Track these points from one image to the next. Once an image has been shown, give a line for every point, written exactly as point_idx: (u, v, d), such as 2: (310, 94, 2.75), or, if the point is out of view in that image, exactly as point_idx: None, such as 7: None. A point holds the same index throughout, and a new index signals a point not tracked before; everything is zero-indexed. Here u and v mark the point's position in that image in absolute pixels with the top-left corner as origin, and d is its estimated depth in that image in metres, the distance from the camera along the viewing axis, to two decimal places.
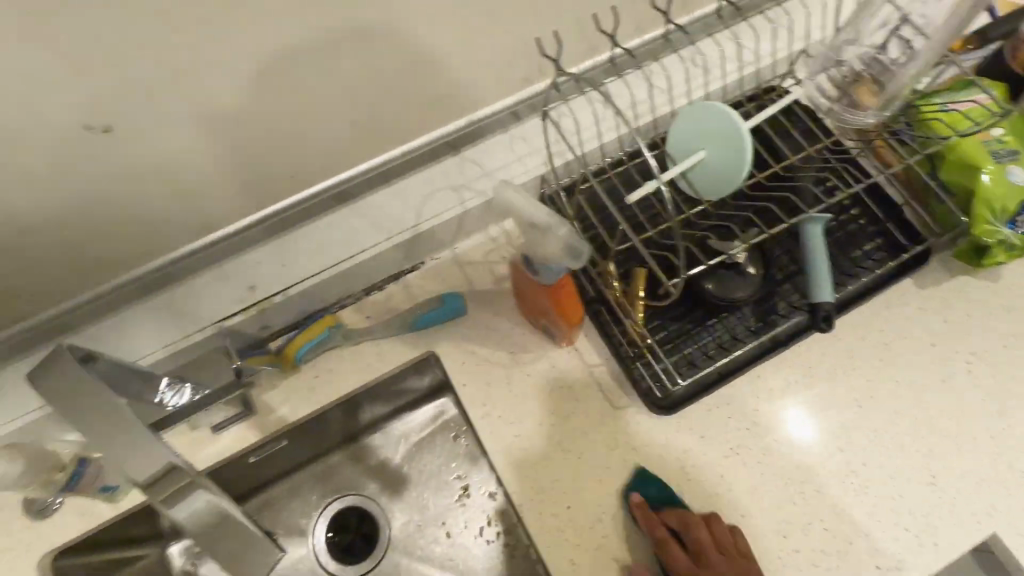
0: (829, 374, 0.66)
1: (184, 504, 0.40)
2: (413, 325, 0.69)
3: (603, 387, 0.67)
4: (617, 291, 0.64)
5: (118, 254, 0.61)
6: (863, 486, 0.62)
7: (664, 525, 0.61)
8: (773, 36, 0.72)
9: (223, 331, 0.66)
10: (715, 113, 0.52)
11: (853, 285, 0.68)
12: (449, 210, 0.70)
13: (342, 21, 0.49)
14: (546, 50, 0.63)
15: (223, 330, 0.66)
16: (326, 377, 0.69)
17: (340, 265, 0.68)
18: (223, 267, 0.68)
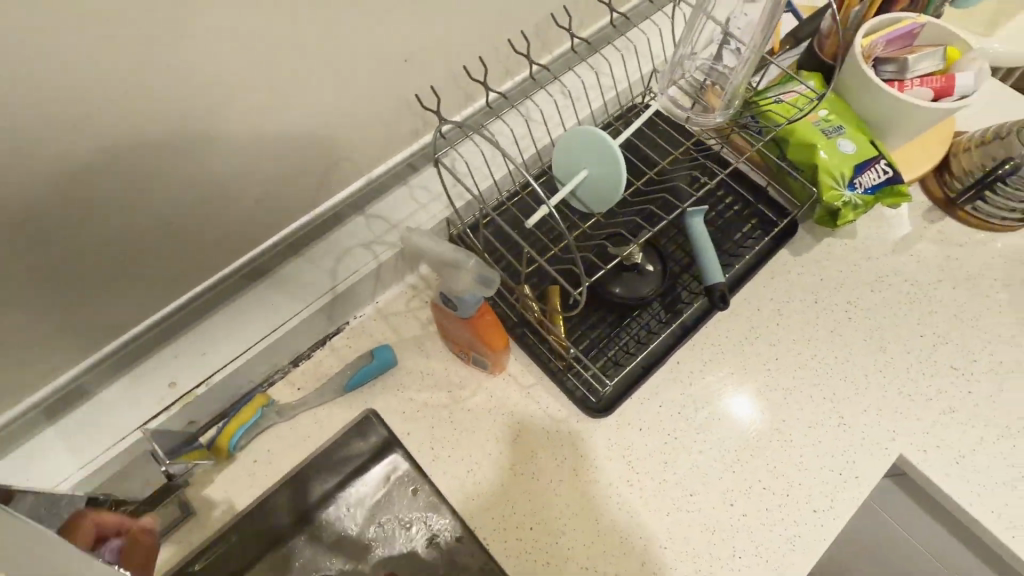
0: (739, 347, 0.73)
1: None
2: (348, 385, 0.69)
3: (542, 405, 0.70)
4: (536, 313, 0.67)
5: (16, 375, 0.57)
6: (788, 438, 0.69)
7: (625, 520, 0.65)
8: (632, 54, 0.79)
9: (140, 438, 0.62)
10: (603, 155, 0.57)
11: (739, 265, 0.76)
12: (363, 267, 0.71)
13: (219, 102, 0.50)
14: (426, 102, 0.67)
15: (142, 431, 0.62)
16: (266, 458, 0.67)
17: (261, 342, 0.67)
18: (138, 368, 0.65)
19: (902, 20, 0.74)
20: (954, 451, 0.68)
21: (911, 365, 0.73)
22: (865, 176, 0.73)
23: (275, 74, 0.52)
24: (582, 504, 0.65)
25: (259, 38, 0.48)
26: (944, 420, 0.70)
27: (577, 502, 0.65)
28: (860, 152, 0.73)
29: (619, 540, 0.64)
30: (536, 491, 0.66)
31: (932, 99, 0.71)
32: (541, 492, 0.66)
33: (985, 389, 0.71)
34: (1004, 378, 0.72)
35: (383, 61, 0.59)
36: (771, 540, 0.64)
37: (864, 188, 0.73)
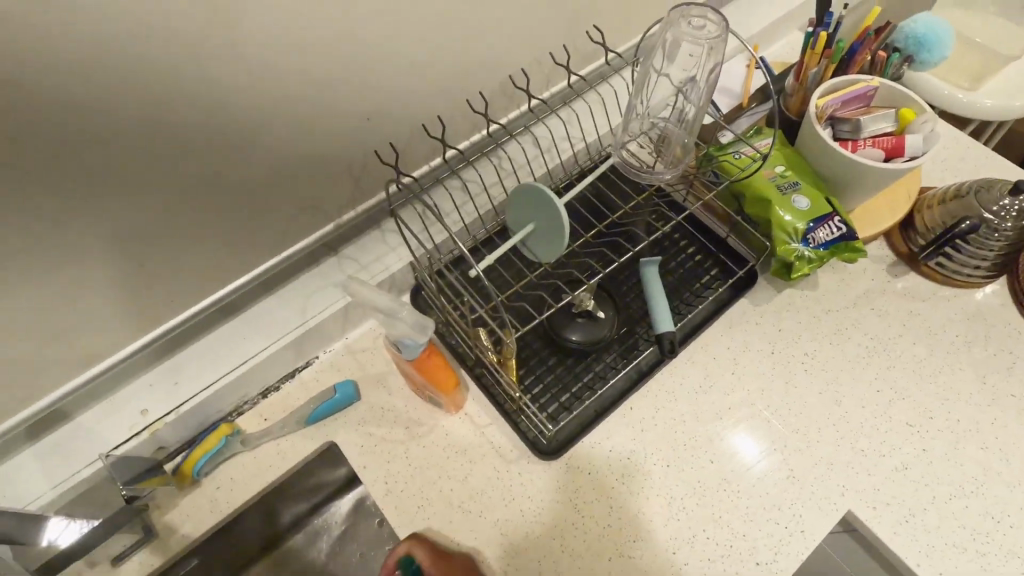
0: (693, 394, 0.75)
1: None
2: (309, 419, 0.73)
3: (495, 445, 0.72)
4: (490, 355, 0.69)
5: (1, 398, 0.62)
6: (736, 487, 0.69)
7: (567, 562, 0.65)
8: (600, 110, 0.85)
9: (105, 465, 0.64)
10: (547, 246, 0.63)
11: (696, 312, 0.78)
12: (331, 305, 0.75)
13: (183, 156, 0.55)
14: (386, 158, 0.73)
15: (107, 463, 0.63)
16: (228, 485, 0.70)
17: (229, 374, 0.71)
18: (113, 396, 0.70)
19: (857, 82, 0.76)
20: (904, 510, 0.68)
21: (866, 420, 0.73)
22: (818, 233, 0.75)
23: (238, 134, 0.57)
24: (528, 545, 0.66)
25: (216, 100, 0.54)
26: (897, 476, 0.69)
27: (522, 542, 0.67)
28: (813, 208, 0.75)
29: None
30: (482, 530, 0.67)
31: (885, 159, 0.73)
32: (487, 532, 0.67)
33: (941, 446, 0.71)
34: (960, 437, 0.72)
35: (345, 120, 0.65)
36: None
37: (819, 243, 0.75)
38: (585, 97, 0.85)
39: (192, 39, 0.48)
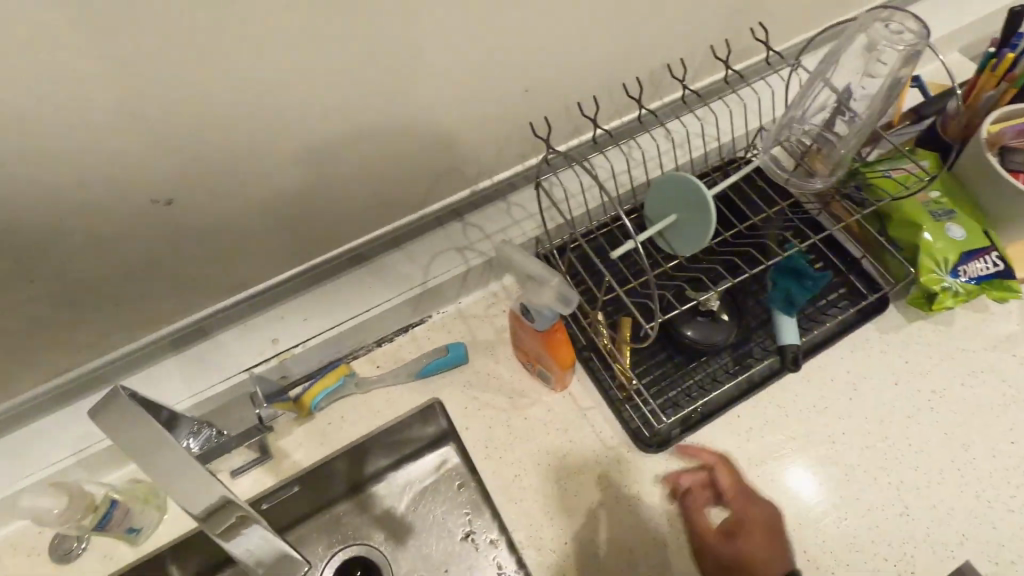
0: (805, 412, 0.72)
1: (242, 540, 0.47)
2: (420, 372, 0.75)
3: (596, 429, 0.72)
4: (604, 340, 0.71)
5: (158, 310, 0.67)
6: (842, 514, 0.67)
7: (657, 555, 0.66)
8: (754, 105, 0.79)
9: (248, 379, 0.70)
10: (693, 239, 0.62)
11: (817, 330, 0.76)
12: (454, 268, 0.77)
13: (358, 109, 0.57)
14: (538, 131, 0.72)
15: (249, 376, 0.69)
16: (338, 422, 0.74)
17: (354, 319, 0.75)
18: (248, 322, 0.75)
19: None
20: None
21: (996, 471, 0.68)
22: (971, 265, 0.71)
23: (410, 92, 0.59)
24: (620, 532, 0.67)
25: (399, 58, 0.55)
26: None
27: (614, 528, 0.67)
28: (968, 239, 0.71)
29: None
30: (576, 509, 0.68)
31: None
32: (580, 512, 0.68)
33: None
34: None
35: (505, 91, 0.65)
36: None
37: (971, 276, 0.71)
38: (741, 90, 0.80)
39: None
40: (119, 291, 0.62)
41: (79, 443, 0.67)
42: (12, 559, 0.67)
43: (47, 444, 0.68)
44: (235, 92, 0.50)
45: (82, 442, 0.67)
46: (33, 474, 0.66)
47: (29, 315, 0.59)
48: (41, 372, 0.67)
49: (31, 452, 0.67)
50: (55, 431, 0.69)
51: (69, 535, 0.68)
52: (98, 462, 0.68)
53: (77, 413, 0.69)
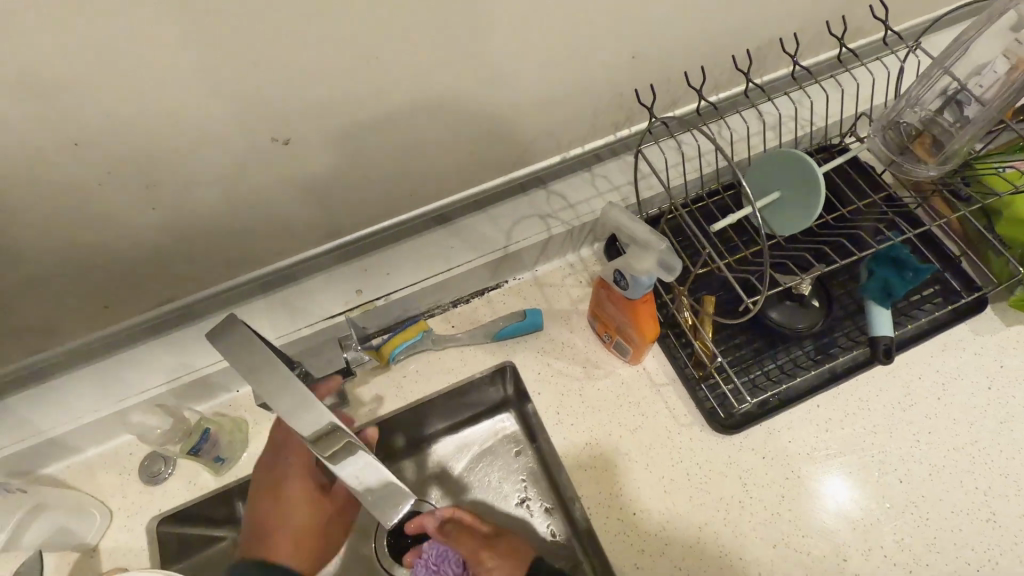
0: (888, 408, 0.70)
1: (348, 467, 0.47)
2: (496, 334, 0.76)
3: (669, 405, 0.72)
4: (686, 317, 0.70)
5: (255, 252, 0.70)
6: (923, 514, 0.65)
7: (726, 536, 0.65)
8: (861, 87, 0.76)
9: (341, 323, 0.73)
10: (795, 217, 0.60)
11: (909, 326, 0.73)
12: (536, 235, 0.77)
13: (473, 64, 0.57)
14: (642, 99, 0.71)
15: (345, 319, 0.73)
16: (413, 376, 0.76)
17: (436, 277, 0.75)
18: (334, 272, 0.76)
19: None
20: None
21: None
22: None
23: (529, 48, 0.58)
24: (689, 509, 0.66)
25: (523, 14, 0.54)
26: None
27: (683, 505, 0.67)
28: None
29: (718, 554, 0.64)
30: (645, 482, 0.68)
31: None
32: (650, 485, 0.68)
33: None
34: None
35: (616, 55, 0.64)
36: None
37: None
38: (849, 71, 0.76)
39: None
40: (225, 230, 0.64)
41: (173, 372, 0.70)
42: (105, 475, 0.71)
43: (142, 370, 0.70)
44: (366, 39, 0.50)
45: (176, 372, 0.70)
46: (129, 397, 0.69)
47: (145, 243, 0.61)
48: (143, 302, 0.70)
49: (127, 377, 0.70)
50: (150, 358, 0.71)
51: (157, 459, 0.71)
52: (188, 392, 0.71)
53: (169, 343, 0.72)
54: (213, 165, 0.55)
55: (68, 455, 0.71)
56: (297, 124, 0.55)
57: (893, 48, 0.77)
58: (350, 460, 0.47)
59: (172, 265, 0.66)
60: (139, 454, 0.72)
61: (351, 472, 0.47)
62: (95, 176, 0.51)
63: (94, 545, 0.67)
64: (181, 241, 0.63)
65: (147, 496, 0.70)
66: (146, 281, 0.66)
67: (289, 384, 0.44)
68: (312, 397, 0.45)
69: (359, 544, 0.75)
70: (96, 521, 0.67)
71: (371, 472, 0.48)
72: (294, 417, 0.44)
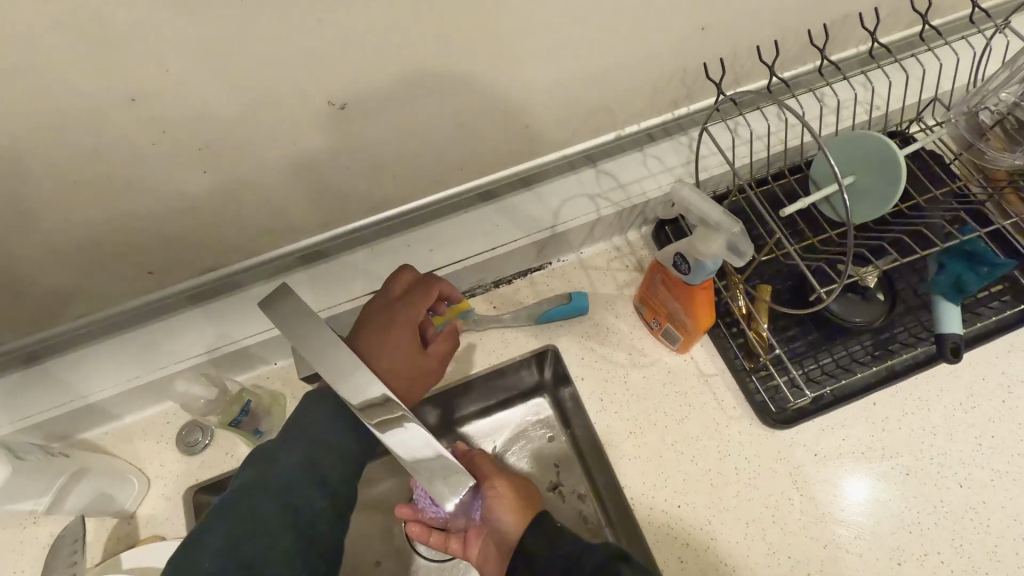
0: (949, 409, 0.67)
1: (398, 436, 0.43)
2: (540, 317, 0.73)
3: (717, 397, 0.69)
4: (741, 305, 0.67)
5: (299, 222, 0.68)
6: (984, 521, 0.62)
7: (775, 533, 0.63)
8: (937, 70, 0.72)
9: None
10: (877, 198, 0.57)
11: (977, 324, 0.69)
12: (585, 216, 0.74)
13: (539, 32, 0.54)
14: (710, 74, 0.68)
15: None
16: (453, 356, 0.74)
17: (481, 254, 0.73)
18: (376, 246, 0.75)
19: None
20: None
21: None
22: None
23: (600, 14, 0.55)
24: (736, 504, 0.64)
25: None
26: None
27: (730, 500, 0.64)
28: None
29: (766, 552, 0.62)
30: (691, 474, 0.66)
31: None
32: (696, 477, 0.66)
33: None
34: None
35: (688, 25, 0.60)
36: None
37: None
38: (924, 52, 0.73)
39: None
40: (272, 198, 0.62)
41: (212, 341, 0.69)
42: (143, 442, 0.71)
43: (181, 338, 0.70)
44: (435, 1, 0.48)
45: (216, 341, 0.69)
46: (169, 364, 0.68)
47: (193, 208, 0.59)
48: (185, 269, 0.68)
49: (166, 344, 0.69)
50: (189, 326, 0.70)
51: (194, 427, 0.70)
52: (228, 362, 0.70)
53: (209, 312, 0.71)
54: (266, 129, 0.53)
55: (107, 421, 0.71)
56: (354, 90, 0.53)
57: (979, 26, 0.73)
58: (401, 431, 0.43)
59: (216, 233, 0.64)
60: (176, 423, 0.71)
61: (403, 444, 0.43)
62: (148, 134, 0.49)
63: (131, 512, 0.67)
64: (227, 208, 0.61)
65: (184, 465, 0.69)
66: (190, 247, 0.65)
67: (337, 349, 0.43)
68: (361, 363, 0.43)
69: (392, 523, 0.74)
70: (133, 488, 0.67)
71: (421, 443, 0.43)
72: (342, 384, 0.42)
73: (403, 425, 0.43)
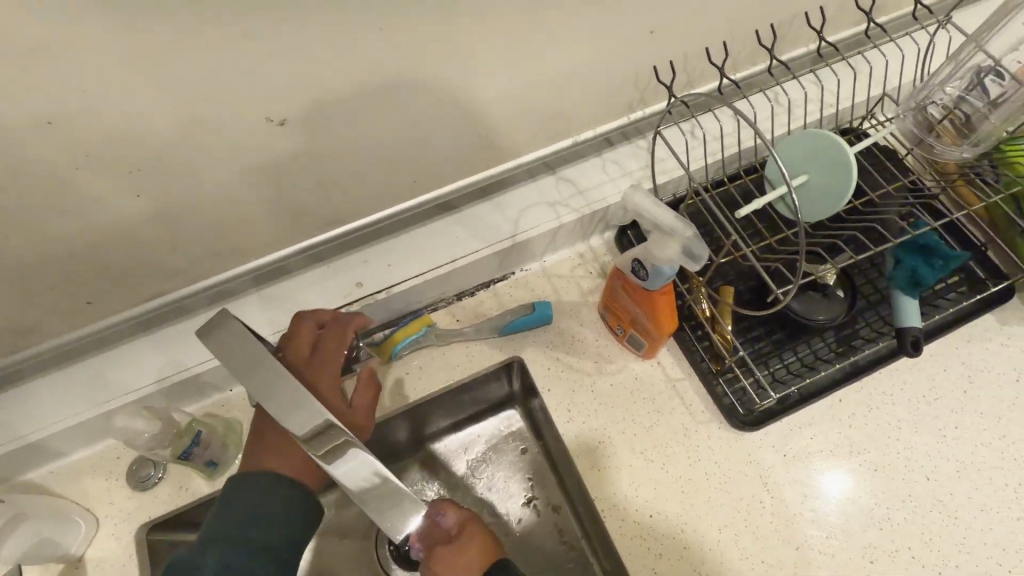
0: (913, 402, 0.67)
1: (344, 464, 0.41)
2: (504, 329, 0.72)
3: (685, 403, 0.68)
4: (705, 308, 0.67)
5: (248, 243, 0.65)
6: (951, 513, 0.62)
7: (748, 538, 0.62)
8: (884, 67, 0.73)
9: None
10: (832, 196, 0.56)
11: (936, 317, 0.70)
12: (545, 224, 0.73)
13: (482, 40, 0.53)
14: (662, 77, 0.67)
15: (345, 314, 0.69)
16: (416, 373, 0.72)
17: (440, 268, 0.72)
18: (332, 264, 0.72)
19: None
20: None
21: None
22: None
23: (545, 19, 0.54)
24: (708, 510, 0.63)
25: None
26: None
27: (702, 506, 0.63)
28: None
29: (739, 557, 0.61)
30: (662, 482, 0.65)
31: None
32: (667, 484, 0.65)
33: None
34: None
35: (636, 28, 0.59)
36: None
37: None
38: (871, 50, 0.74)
39: None
40: (215, 219, 0.60)
41: (162, 370, 0.66)
42: (91, 480, 0.67)
43: (129, 369, 0.67)
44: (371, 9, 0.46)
45: (166, 369, 0.66)
46: (116, 397, 0.65)
47: (130, 233, 0.56)
48: (128, 296, 0.65)
49: (113, 375, 0.66)
50: (137, 355, 0.67)
51: (146, 462, 0.67)
52: (180, 391, 0.67)
53: (158, 339, 0.68)
54: (201, 149, 0.51)
55: (51, 460, 0.67)
56: (293, 104, 0.51)
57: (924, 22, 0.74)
58: (347, 459, 0.41)
59: (158, 257, 0.61)
60: (126, 458, 0.68)
61: (348, 473, 0.41)
62: (72, 158, 0.47)
63: (79, 555, 0.63)
64: (168, 231, 0.58)
65: (135, 502, 0.66)
66: (131, 274, 0.62)
67: (274, 373, 0.41)
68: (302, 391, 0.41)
69: (360, 549, 0.71)
70: (80, 530, 0.63)
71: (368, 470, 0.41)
72: (281, 412, 0.40)
73: (349, 453, 0.41)
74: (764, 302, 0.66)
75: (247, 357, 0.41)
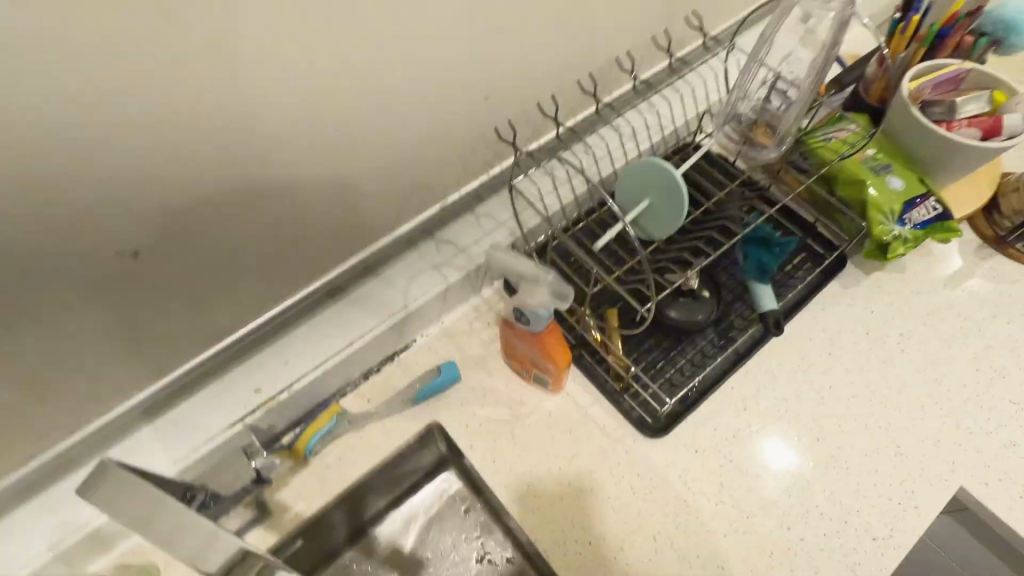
0: (792, 373, 0.75)
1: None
2: (416, 398, 0.73)
3: (600, 425, 0.72)
4: (596, 334, 0.72)
5: (126, 377, 0.62)
6: (844, 464, 0.69)
7: (682, 537, 0.66)
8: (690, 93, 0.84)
9: (242, 431, 0.67)
10: (674, 213, 0.63)
11: (791, 294, 0.79)
12: (432, 289, 0.76)
13: (321, 135, 0.55)
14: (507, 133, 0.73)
15: (247, 425, 0.67)
16: (336, 464, 0.71)
17: (339, 353, 0.72)
18: (225, 376, 0.70)
19: (949, 65, 0.78)
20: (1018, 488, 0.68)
21: (968, 397, 0.73)
22: (914, 213, 0.77)
23: (381, 104, 0.57)
24: (640, 521, 0.67)
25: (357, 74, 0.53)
26: (1005, 453, 0.70)
27: (634, 519, 0.67)
28: (908, 188, 0.77)
29: (677, 558, 0.65)
30: (595, 507, 0.67)
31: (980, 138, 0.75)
32: (600, 508, 0.67)
33: None
34: None
35: (468, 97, 0.64)
36: (830, 566, 0.64)
37: (914, 223, 0.77)
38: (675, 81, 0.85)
39: (348, 15, 0.48)
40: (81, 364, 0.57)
41: (55, 534, 0.61)
42: None
43: (17, 542, 0.61)
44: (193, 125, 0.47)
45: (59, 533, 0.61)
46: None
47: None
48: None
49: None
50: (24, 526, 0.62)
51: None
52: (79, 553, 0.62)
53: (45, 502, 0.63)
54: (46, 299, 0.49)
55: None
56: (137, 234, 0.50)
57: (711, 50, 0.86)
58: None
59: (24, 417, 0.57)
60: None
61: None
62: None
63: None
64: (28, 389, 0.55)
65: None
66: None
67: (169, 511, 0.39)
68: (208, 527, 0.40)
69: None
70: None
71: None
72: (186, 551, 0.39)
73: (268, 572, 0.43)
74: (642, 317, 0.73)
75: (130, 503, 0.38)
